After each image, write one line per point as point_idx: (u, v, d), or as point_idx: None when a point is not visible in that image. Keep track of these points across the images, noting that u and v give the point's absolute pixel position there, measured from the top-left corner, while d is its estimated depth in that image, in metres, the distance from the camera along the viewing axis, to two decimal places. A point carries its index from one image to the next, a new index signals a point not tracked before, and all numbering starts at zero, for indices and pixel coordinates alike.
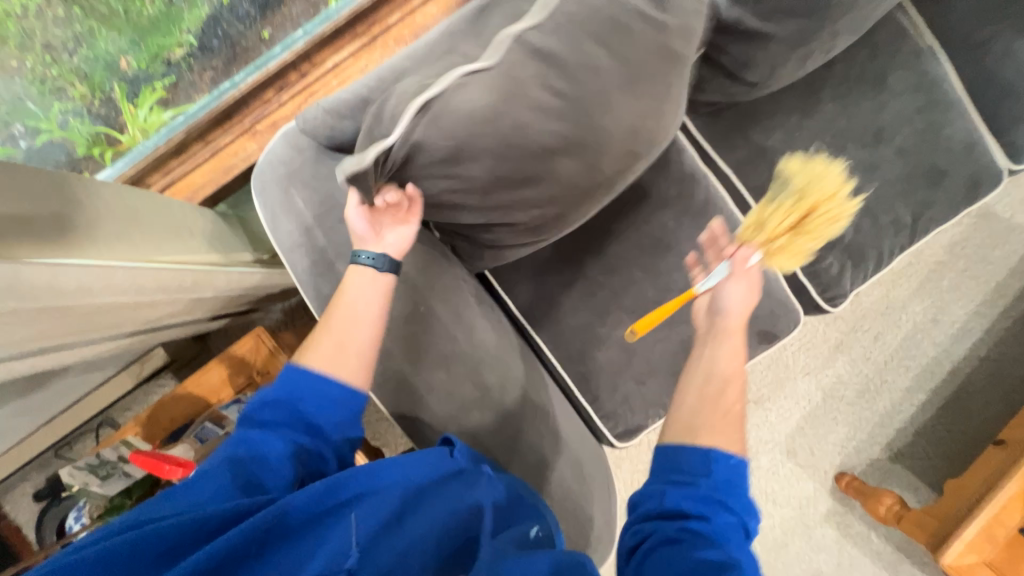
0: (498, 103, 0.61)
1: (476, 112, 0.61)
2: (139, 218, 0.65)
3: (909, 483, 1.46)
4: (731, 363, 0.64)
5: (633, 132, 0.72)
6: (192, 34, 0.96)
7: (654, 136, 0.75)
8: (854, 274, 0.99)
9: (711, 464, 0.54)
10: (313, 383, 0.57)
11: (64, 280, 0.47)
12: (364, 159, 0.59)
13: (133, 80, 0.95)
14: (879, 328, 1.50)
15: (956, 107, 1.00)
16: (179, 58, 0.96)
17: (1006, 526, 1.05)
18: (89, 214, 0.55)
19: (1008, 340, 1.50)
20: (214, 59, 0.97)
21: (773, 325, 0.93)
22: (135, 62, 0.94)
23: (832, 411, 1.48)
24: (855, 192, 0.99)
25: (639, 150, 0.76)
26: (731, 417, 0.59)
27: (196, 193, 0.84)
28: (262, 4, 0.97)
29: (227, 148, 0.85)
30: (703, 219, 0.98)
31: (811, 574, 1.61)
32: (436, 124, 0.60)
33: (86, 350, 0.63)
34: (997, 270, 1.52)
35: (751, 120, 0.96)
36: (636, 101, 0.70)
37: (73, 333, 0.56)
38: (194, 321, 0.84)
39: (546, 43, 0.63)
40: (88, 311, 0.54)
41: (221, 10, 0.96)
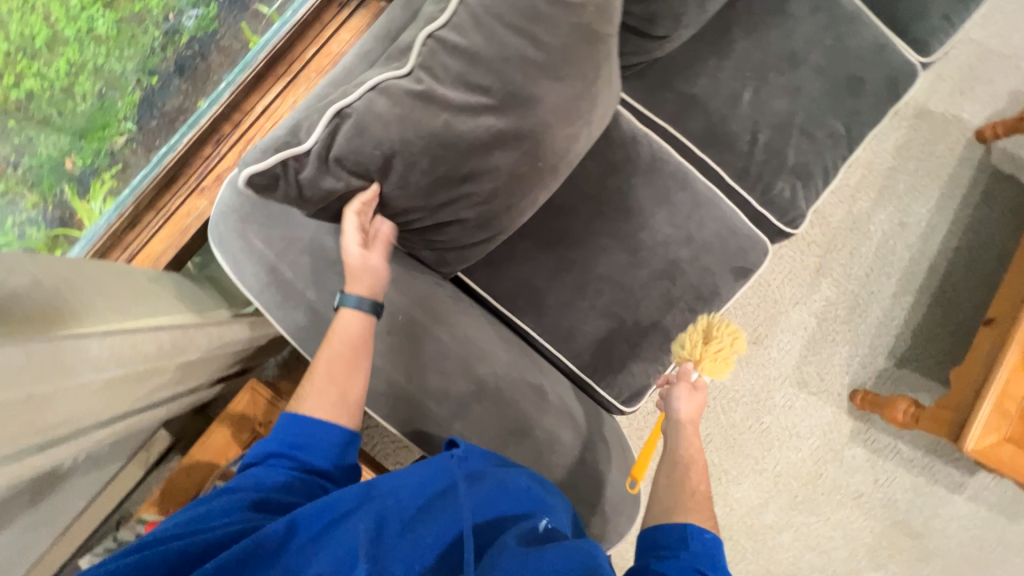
0: (422, 107, 0.58)
1: (399, 116, 0.57)
2: (117, 293, 0.71)
3: (919, 385, 1.59)
4: (691, 445, 0.78)
5: (571, 112, 0.68)
6: (130, 120, 1.05)
7: (592, 114, 0.71)
8: (806, 193, 1.05)
9: (691, 540, 0.63)
10: (307, 427, 0.62)
11: (42, 358, 0.53)
12: (268, 164, 0.55)
13: (81, 177, 1.01)
14: (852, 244, 1.63)
15: (859, 17, 1.05)
16: (121, 145, 1.04)
17: (1016, 399, 1.17)
18: (69, 296, 0.62)
19: (972, 228, 1.62)
20: (156, 137, 1.06)
21: (745, 259, 1.03)
22: (80, 159, 1.01)
23: (830, 333, 1.62)
24: (789, 115, 1.03)
25: (581, 130, 0.72)
26: (698, 497, 0.72)
27: (158, 260, 0.82)
28: (191, 77, 1.09)
29: (178, 210, 0.83)
30: (655, 174, 1.02)
31: (856, 499, 1.62)
32: (360, 135, 0.56)
33: (82, 441, 0.67)
34: (942, 163, 1.63)
35: (671, 74, 1.03)
36: (569, 85, 0.65)
37: (71, 418, 0.61)
38: (184, 378, 0.91)
39: (465, 40, 0.58)
40: (79, 389, 0.60)
41: (152, 90, 1.07)
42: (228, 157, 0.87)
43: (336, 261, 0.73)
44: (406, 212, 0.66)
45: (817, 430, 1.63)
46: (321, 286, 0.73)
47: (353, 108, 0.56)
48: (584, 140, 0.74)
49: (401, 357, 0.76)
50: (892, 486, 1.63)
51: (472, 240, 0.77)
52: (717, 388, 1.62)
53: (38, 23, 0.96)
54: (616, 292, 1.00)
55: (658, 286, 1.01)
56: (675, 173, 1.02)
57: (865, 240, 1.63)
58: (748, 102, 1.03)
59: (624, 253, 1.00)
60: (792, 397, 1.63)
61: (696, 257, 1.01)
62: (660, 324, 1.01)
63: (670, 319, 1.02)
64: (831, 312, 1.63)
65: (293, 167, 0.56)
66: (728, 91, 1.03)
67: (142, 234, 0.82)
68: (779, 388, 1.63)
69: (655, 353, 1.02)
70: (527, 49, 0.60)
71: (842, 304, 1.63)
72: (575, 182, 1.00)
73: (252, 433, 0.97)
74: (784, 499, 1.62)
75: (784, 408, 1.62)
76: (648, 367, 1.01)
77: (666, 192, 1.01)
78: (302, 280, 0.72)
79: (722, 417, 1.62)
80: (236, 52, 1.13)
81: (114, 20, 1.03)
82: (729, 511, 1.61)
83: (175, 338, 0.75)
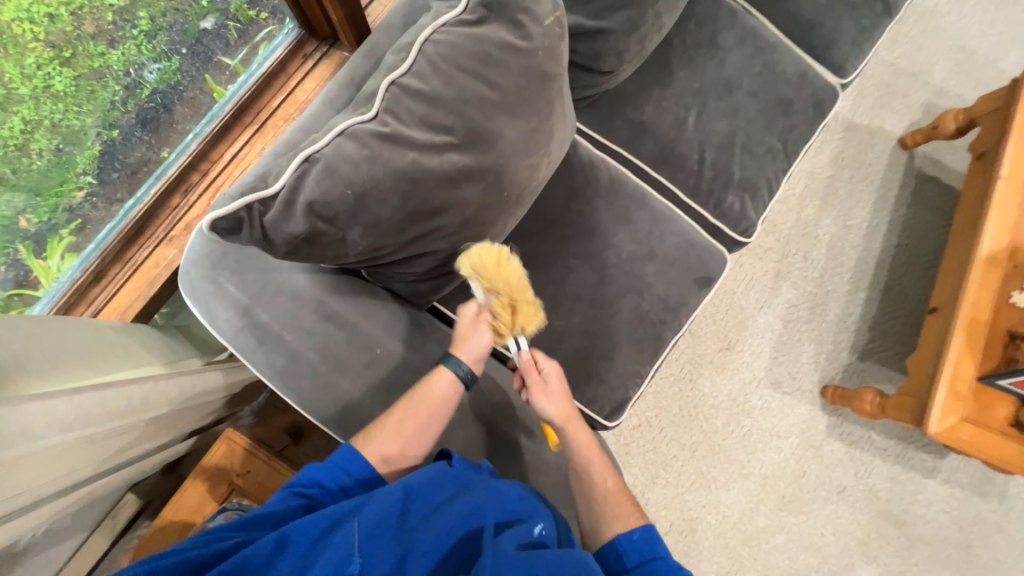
0: (386, 145, 0.61)
1: (366, 155, 0.60)
2: (96, 347, 0.72)
3: (882, 376, 1.68)
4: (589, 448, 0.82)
5: (529, 144, 0.72)
6: (89, 174, 1.05)
7: (548, 145, 0.76)
8: (754, 204, 1.13)
9: (630, 554, 0.72)
10: (343, 457, 0.71)
11: (1, 425, 0.51)
12: (234, 205, 0.55)
13: (36, 235, 0.99)
14: (805, 248, 1.74)
15: (782, 47, 1.17)
16: (80, 200, 1.04)
17: (966, 379, 1.25)
18: (27, 355, 0.61)
19: (908, 226, 1.76)
20: (117, 188, 1.08)
21: (705, 270, 1.09)
22: (35, 217, 0.98)
23: (795, 333, 1.70)
24: (731, 135, 1.12)
25: (539, 159, 0.76)
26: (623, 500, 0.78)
27: (126, 312, 0.81)
28: (154, 128, 1.11)
29: (146, 261, 0.82)
30: (614, 196, 1.08)
31: (840, 494, 1.67)
32: (330, 176, 0.58)
33: (45, 510, 0.64)
34: (873, 169, 1.78)
35: (620, 104, 1.11)
36: (525, 121, 0.70)
37: (37, 486, 0.58)
38: (156, 433, 0.88)
39: (422, 83, 0.63)
40: (43, 455, 0.57)
41: (112, 143, 1.07)
42: (197, 206, 0.88)
43: (312, 299, 0.75)
44: (381, 248, 0.68)
45: (795, 428, 1.68)
46: (297, 325, 0.73)
47: (323, 152, 0.59)
48: (545, 170, 0.79)
49: (381, 390, 0.76)
50: (871, 477, 1.68)
51: (446, 270, 0.80)
52: (698, 395, 1.67)
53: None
54: (588, 310, 1.03)
55: (628, 301, 1.05)
56: (633, 193, 1.08)
57: (815, 244, 1.75)
58: (692, 126, 1.12)
59: (593, 271, 1.04)
60: (768, 398, 1.68)
61: (660, 271, 1.07)
62: (633, 337, 1.05)
63: (642, 331, 1.05)
64: (794, 313, 1.72)
65: (265, 211, 0.57)
66: (674, 117, 1.11)
67: (108, 288, 0.81)
68: (756, 391, 1.68)
69: (631, 366, 1.05)
70: (482, 90, 0.65)
71: (803, 304, 1.72)
72: (540, 208, 1.05)
73: (228, 486, 0.93)
74: (773, 500, 1.64)
75: (763, 410, 1.68)
76: (625, 379, 1.04)
77: (626, 212, 1.07)
78: (276, 321, 0.73)
79: (705, 424, 1.66)
80: (199, 103, 1.15)
81: (73, 76, 0.98)
82: (721, 519, 1.62)
83: (146, 392, 0.73)
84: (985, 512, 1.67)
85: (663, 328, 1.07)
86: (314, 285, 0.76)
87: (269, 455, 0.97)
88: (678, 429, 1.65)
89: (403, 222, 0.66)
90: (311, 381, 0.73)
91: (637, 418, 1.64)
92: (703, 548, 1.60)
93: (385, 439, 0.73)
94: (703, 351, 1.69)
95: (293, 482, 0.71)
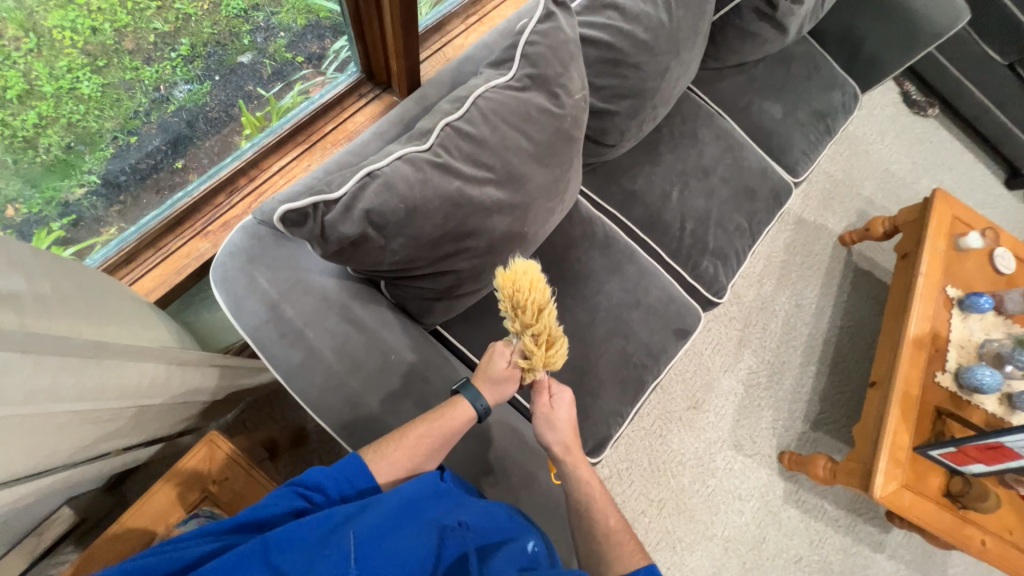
0: (438, 171, 0.72)
1: (420, 178, 0.70)
2: (119, 310, 0.72)
3: (831, 446, 1.82)
4: (590, 479, 0.86)
5: (550, 190, 0.85)
6: (94, 173, 1.10)
7: (564, 194, 0.89)
8: (725, 271, 1.30)
9: None
10: (349, 463, 0.72)
11: (40, 377, 0.53)
12: (303, 202, 0.63)
13: (22, 224, 1.01)
14: (763, 320, 1.94)
15: (748, 146, 1.42)
16: (79, 196, 1.09)
17: (904, 448, 1.39)
18: (77, 301, 0.63)
19: (848, 310, 2.00)
20: (121, 192, 1.15)
21: (683, 322, 1.22)
22: (25, 207, 1.01)
23: (755, 398, 1.83)
24: (707, 210, 1.32)
25: (555, 204, 0.89)
26: (623, 535, 0.81)
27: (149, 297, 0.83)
28: (174, 142, 1.20)
29: (179, 251, 0.88)
30: (608, 249, 1.22)
31: (797, 563, 1.71)
32: (388, 191, 0.68)
33: (25, 485, 0.62)
34: (819, 259, 2.06)
35: (617, 174, 1.29)
36: (551, 170, 0.83)
37: (28, 451, 0.57)
38: (138, 426, 0.85)
39: (471, 127, 0.75)
40: (51, 419, 0.58)
41: (125, 148, 1.13)
42: (238, 208, 0.94)
43: (338, 301, 0.80)
44: (414, 260, 0.76)
45: (754, 492, 1.75)
46: (320, 324, 0.78)
47: (384, 170, 0.69)
48: (558, 215, 0.92)
49: (389, 394, 0.80)
50: (825, 548, 1.74)
51: (462, 291, 0.88)
52: (666, 451, 1.72)
53: (15, 78, 0.90)
54: (579, 347, 1.12)
55: (615, 343, 1.15)
56: (624, 249, 1.23)
57: (772, 317, 1.95)
58: (676, 199, 1.30)
59: (586, 313, 1.15)
60: (731, 460, 1.76)
61: (644, 318, 1.18)
62: (618, 377, 1.14)
63: (626, 373, 1.14)
64: (755, 379, 1.86)
65: (326, 211, 0.65)
66: (661, 190, 1.30)
67: (137, 271, 0.85)
68: (720, 451, 1.76)
69: (614, 404, 1.12)
70: (520, 141, 0.78)
71: (762, 372, 1.87)
72: (543, 251, 1.17)
73: (201, 493, 0.89)
74: (735, 566, 1.66)
75: (725, 471, 1.75)
76: (609, 416, 1.11)
77: (618, 263, 1.20)
78: (302, 317, 0.77)
79: (672, 481, 1.70)
80: (223, 126, 1.26)
81: (100, 83, 1.02)
82: None
83: (157, 373, 0.75)
84: None
85: (645, 372, 1.16)
86: (341, 289, 0.81)
87: (248, 464, 0.93)
88: (647, 485, 1.68)
89: (440, 239, 0.75)
90: (325, 378, 0.76)
91: (608, 470, 1.66)
92: None
93: (390, 465, 0.73)
94: (672, 407, 1.77)
95: (296, 481, 0.70)
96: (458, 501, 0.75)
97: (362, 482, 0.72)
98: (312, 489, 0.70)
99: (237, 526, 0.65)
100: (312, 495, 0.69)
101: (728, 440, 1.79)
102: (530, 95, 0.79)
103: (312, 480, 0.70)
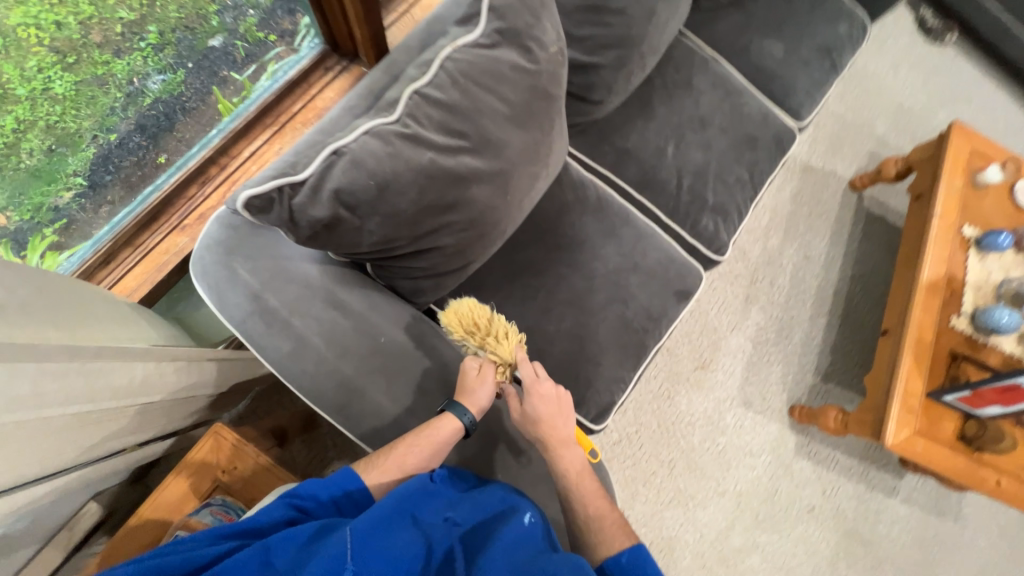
0: (409, 143, 0.68)
1: (391, 151, 0.67)
2: (104, 320, 0.73)
3: (843, 396, 1.80)
4: (581, 468, 0.85)
5: (531, 155, 0.81)
6: (80, 175, 1.06)
7: (547, 158, 0.85)
8: (726, 227, 1.25)
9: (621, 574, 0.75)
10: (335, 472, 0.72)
11: (20, 386, 0.53)
12: (267, 186, 0.60)
13: (16, 233, 0.99)
14: (771, 275, 1.89)
15: (747, 92, 1.33)
16: (67, 201, 1.05)
17: (917, 395, 1.36)
18: (55, 311, 0.63)
19: (859, 259, 1.94)
20: (109, 192, 1.10)
21: (684, 283, 1.18)
22: (16, 215, 0.99)
23: (764, 354, 1.81)
24: (705, 164, 1.25)
25: (539, 170, 0.85)
26: (616, 521, 0.82)
27: (132, 295, 0.84)
28: (153, 136, 1.14)
29: (158, 247, 0.87)
30: (602, 213, 1.18)
31: (809, 511, 1.73)
32: (357, 167, 0.64)
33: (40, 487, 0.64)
34: (828, 207, 1.98)
35: (607, 133, 1.23)
36: (530, 134, 0.79)
37: (32, 458, 0.58)
38: (143, 425, 0.87)
39: (440, 93, 0.71)
40: (46, 426, 0.58)
41: (108, 148, 1.09)
42: (213, 198, 0.93)
43: (321, 287, 0.78)
44: (394, 239, 0.73)
45: (765, 447, 1.75)
46: (304, 311, 0.76)
47: (350, 147, 0.65)
48: (543, 182, 0.88)
49: (383, 376, 0.78)
50: (839, 496, 1.75)
51: (449, 268, 0.86)
52: (675, 413, 1.73)
53: None
54: (577, 316, 1.10)
55: (613, 309, 1.12)
56: (619, 212, 1.18)
57: (780, 271, 1.90)
58: (671, 155, 1.24)
59: (582, 280, 1.12)
60: (741, 417, 1.76)
61: (643, 282, 1.15)
62: (618, 343, 1.12)
63: (627, 339, 1.12)
64: (763, 335, 1.83)
65: (295, 194, 0.62)
66: (655, 146, 1.24)
67: (117, 270, 0.85)
68: (729, 409, 1.76)
69: (616, 371, 1.11)
70: (495, 104, 0.73)
71: (770, 327, 1.84)
72: (534, 220, 1.13)
73: (212, 481, 0.91)
74: (748, 518, 1.69)
75: (735, 428, 1.75)
76: (611, 382, 1.10)
77: (613, 227, 1.16)
78: (286, 305, 0.76)
79: (682, 442, 1.71)
80: (203, 115, 1.20)
81: (72, 81, 0.99)
82: (699, 537, 1.64)
83: (148, 374, 0.75)
84: (943, 531, 1.76)
85: (646, 337, 1.14)
86: (323, 275, 0.80)
87: (255, 450, 0.94)
88: (657, 446, 1.69)
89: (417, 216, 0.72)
90: (314, 364, 0.76)
91: (618, 434, 1.68)
92: (680, 566, 1.61)
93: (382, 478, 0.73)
94: (679, 369, 1.76)
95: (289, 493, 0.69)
96: (449, 498, 0.75)
97: (351, 484, 0.72)
98: (306, 498, 0.69)
99: (234, 534, 0.63)
100: (303, 502, 0.68)
101: (738, 398, 1.79)
102: (502, 52, 0.74)
103: (307, 490, 0.69)
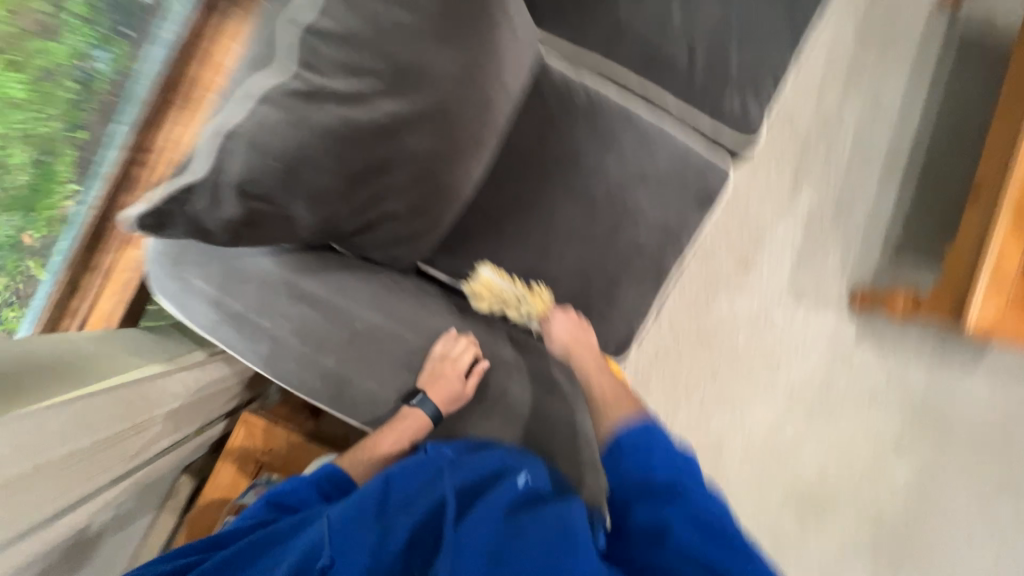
0: (307, 101, 0.55)
1: (288, 116, 0.54)
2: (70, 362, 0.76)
3: (918, 271, 1.57)
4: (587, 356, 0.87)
5: (470, 76, 0.65)
6: (74, 179, 0.94)
7: (497, 75, 0.68)
8: (758, 101, 0.99)
9: (629, 445, 0.72)
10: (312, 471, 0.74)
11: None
12: (155, 198, 0.52)
13: (41, 251, 0.91)
14: (828, 142, 1.57)
15: None
16: (73, 210, 0.95)
17: (1015, 264, 1.14)
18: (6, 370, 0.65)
19: (948, 97, 1.54)
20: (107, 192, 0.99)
21: (706, 186, 0.99)
22: (36, 233, 0.89)
23: (819, 238, 1.58)
24: (726, 20, 0.96)
25: (488, 92, 0.69)
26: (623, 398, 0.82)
27: (110, 318, 0.95)
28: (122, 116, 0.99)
29: (115, 266, 0.97)
30: (596, 118, 0.97)
31: (873, 395, 1.63)
32: (254, 148, 0.53)
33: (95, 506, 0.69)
34: (907, 35, 1.54)
35: (590, 8, 0.96)
36: (460, 50, 0.63)
37: (62, 494, 0.61)
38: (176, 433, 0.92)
39: (334, 25, 0.55)
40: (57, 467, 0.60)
41: (83, 143, 0.95)
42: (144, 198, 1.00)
43: (281, 281, 0.72)
44: (332, 220, 0.64)
45: (821, 339, 1.62)
46: (270, 310, 0.72)
47: (239, 125, 0.53)
48: (501, 106, 0.72)
49: (367, 360, 0.76)
50: (907, 377, 1.62)
51: (414, 231, 0.76)
52: (716, 319, 1.61)
53: None
54: (580, 249, 0.97)
55: (622, 233, 0.98)
56: (617, 111, 0.96)
57: (840, 135, 1.56)
58: (678, 18, 0.96)
59: (581, 207, 0.97)
60: (792, 312, 1.61)
61: (654, 194, 0.98)
62: (632, 270, 0.99)
63: (642, 264, 0.99)
64: (818, 217, 1.58)
65: (191, 199, 0.53)
66: (655, 11, 0.96)
67: (87, 294, 0.96)
68: (778, 306, 1.61)
69: (633, 299, 1.00)
70: (404, 22, 0.57)
71: (827, 206, 1.58)
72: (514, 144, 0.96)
73: (255, 463, 0.98)
74: (801, 411, 1.63)
75: (786, 324, 1.61)
76: (628, 313, 1.00)
77: (611, 135, 0.96)
78: (250, 308, 0.71)
79: (725, 347, 1.61)
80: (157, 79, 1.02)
81: (24, 80, 0.83)
82: (748, 435, 1.63)
83: (147, 392, 0.77)
84: None
85: (665, 257, 1.00)
86: (279, 267, 0.73)
87: (286, 428, 1.01)
88: (697, 355, 1.61)
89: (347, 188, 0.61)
90: (296, 361, 0.73)
91: (654, 349, 1.61)
92: (731, 462, 1.63)
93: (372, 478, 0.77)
94: (718, 272, 1.60)
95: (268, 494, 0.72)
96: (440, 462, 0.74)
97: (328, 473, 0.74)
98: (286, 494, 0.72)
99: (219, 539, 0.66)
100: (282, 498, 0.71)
101: (788, 291, 1.61)
102: None
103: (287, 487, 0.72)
